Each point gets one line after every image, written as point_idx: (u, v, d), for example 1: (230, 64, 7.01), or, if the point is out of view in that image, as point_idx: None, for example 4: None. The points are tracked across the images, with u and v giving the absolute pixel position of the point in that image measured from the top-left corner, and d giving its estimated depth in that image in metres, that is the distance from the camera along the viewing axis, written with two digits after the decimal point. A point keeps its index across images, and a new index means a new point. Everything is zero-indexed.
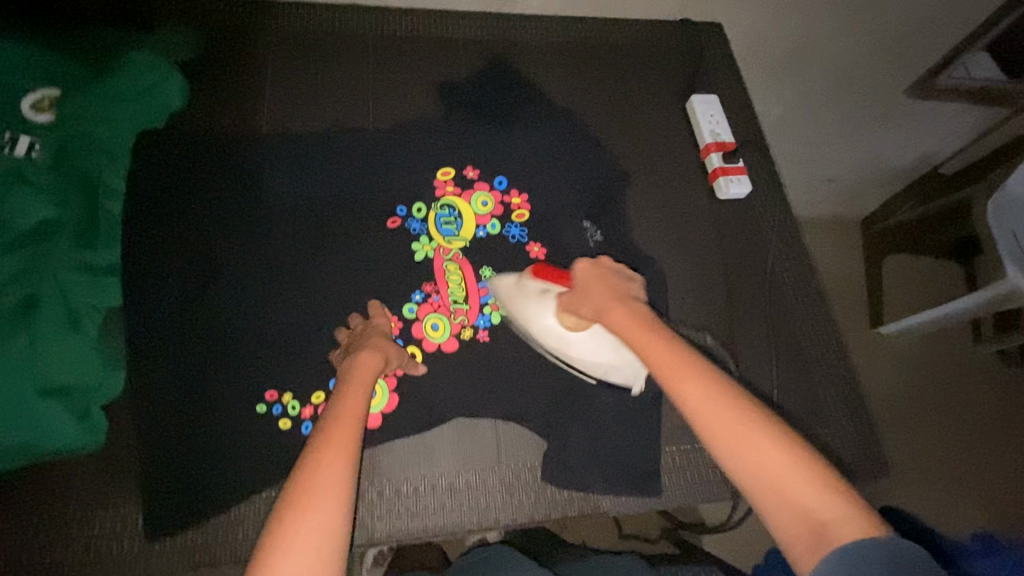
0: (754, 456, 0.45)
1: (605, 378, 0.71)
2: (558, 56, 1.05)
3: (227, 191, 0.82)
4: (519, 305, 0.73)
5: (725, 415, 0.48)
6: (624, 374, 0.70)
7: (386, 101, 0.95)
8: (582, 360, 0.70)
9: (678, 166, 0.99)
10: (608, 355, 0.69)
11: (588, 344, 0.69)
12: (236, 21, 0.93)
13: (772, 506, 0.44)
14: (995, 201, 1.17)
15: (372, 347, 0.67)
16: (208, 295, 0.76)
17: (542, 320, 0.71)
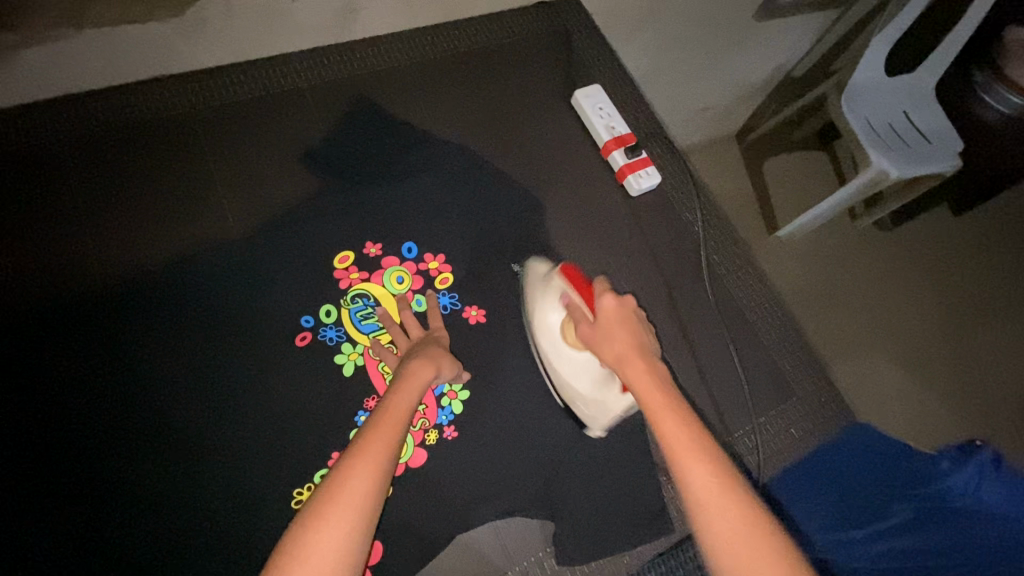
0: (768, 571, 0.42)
1: (570, 403, 0.74)
2: (420, 78, 0.93)
3: (84, 373, 0.67)
4: (538, 292, 0.75)
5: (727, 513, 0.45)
6: (591, 410, 0.72)
7: (243, 193, 0.80)
8: (561, 375, 0.73)
9: (582, 171, 0.95)
10: (586, 387, 0.72)
11: (576, 367, 0.72)
12: (20, 146, 0.75)
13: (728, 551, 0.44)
14: (847, 93, 1.24)
15: (430, 356, 0.65)
16: (108, 505, 0.63)
17: (549, 324, 0.73)
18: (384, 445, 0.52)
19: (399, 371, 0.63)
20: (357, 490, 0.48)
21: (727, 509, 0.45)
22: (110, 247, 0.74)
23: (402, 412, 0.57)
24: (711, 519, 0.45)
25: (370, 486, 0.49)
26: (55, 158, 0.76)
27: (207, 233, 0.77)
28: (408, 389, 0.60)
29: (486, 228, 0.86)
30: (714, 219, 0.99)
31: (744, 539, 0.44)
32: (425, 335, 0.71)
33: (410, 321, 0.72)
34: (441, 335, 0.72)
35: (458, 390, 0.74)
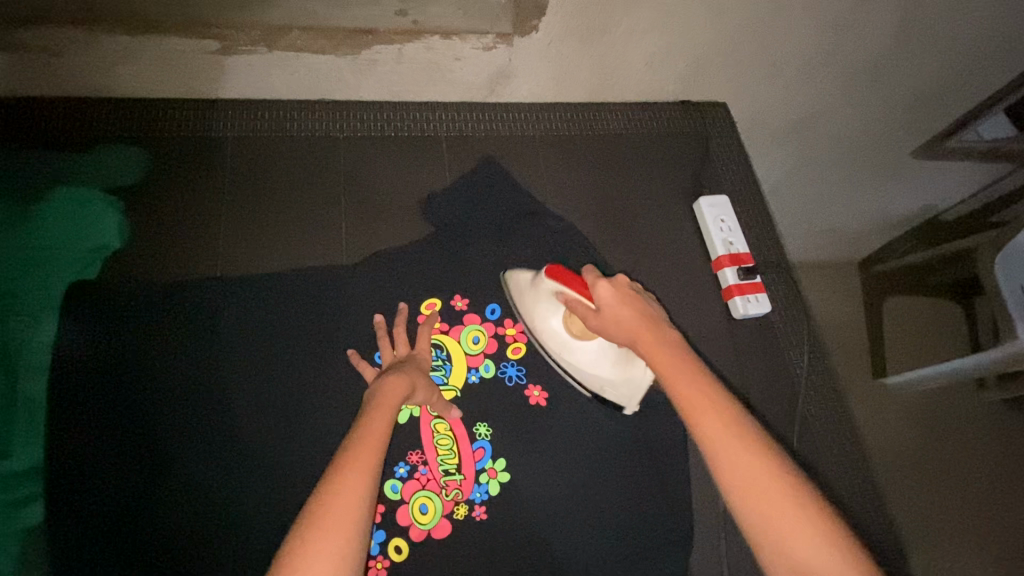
0: (773, 510, 0.49)
1: (597, 391, 0.74)
2: (550, 152, 0.96)
3: (177, 349, 0.72)
4: (530, 302, 0.74)
5: (737, 461, 0.52)
6: (622, 390, 0.72)
7: (361, 219, 0.85)
8: (582, 368, 0.72)
9: (685, 277, 0.92)
10: (605, 369, 0.72)
11: (593, 355, 0.71)
12: (190, 130, 0.84)
13: (752, 512, 0.50)
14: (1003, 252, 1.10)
15: (407, 373, 0.68)
16: (155, 484, 0.67)
17: (551, 326, 0.73)
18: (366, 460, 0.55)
19: (376, 385, 0.66)
20: (346, 503, 0.51)
21: (742, 462, 0.51)
22: (231, 241, 0.79)
23: (381, 432, 0.59)
24: (739, 481, 0.51)
25: (357, 496, 0.52)
26: (217, 146, 0.84)
27: (319, 247, 0.82)
28: (386, 401, 0.63)
29: None
30: (819, 367, 0.91)
31: (756, 482, 0.50)
32: (406, 355, 0.74)
33: (399, 334, 0.75)
34: (424, 353, 0.74)
35: (499, 471, 0.72)
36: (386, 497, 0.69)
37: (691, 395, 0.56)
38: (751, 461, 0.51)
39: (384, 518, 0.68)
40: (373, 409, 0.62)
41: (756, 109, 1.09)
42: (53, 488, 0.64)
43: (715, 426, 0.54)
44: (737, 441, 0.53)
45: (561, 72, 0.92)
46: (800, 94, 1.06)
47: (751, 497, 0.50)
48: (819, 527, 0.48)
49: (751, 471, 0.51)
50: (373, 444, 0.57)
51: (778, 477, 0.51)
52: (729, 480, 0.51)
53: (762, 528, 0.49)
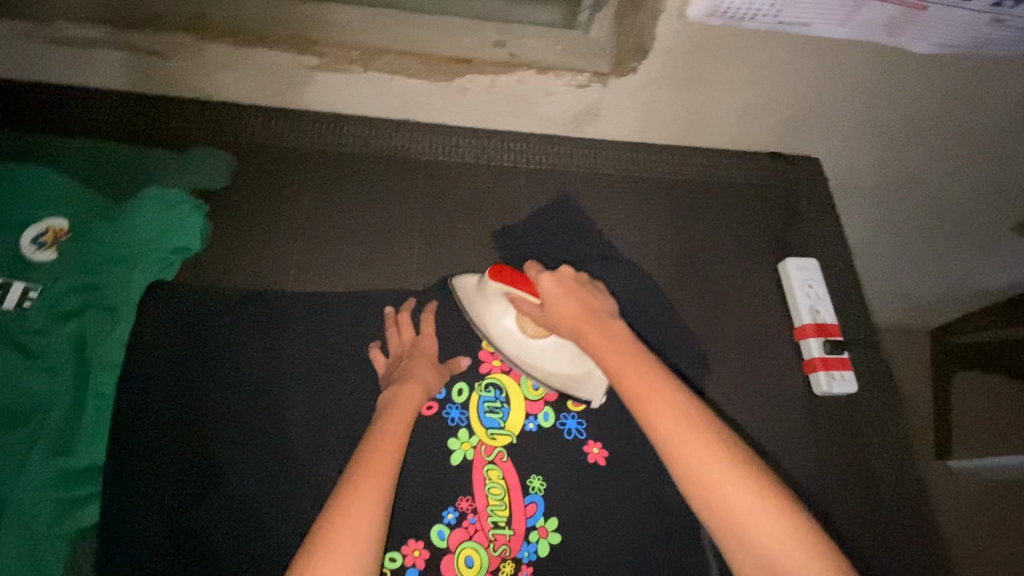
0: (739, 514, 0.46)
1: (563, 388, 0.72)
2: (629, 195, 0.92)
3: (241, 360, 0.71)
4: (480, 306, 0.71)
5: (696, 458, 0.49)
6: (584, 385, 0.71)
7: (433, 246, 0.83)
8: (544, 369, 0.70)
9: (762, 342, 0.86)
10: (569, 366, 0.70)
11: (550, 354, 0.69)
12: (277, 141, 0.85)
13: (712, 516, 0.47)
14: None
15: (420, 379, 0.67)
16: (203, 502, 0.63)
17: (506, 327, 0.70)
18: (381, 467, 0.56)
19: (389, 394, 0.66)
20: (360, 519, 0.51)
21: (700, 468, 0.48)
22: (305, 254, 0.79)
23: (398, 437, 0.60)
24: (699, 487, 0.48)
25: (371, 511, 0.52)
26: (302, 159, 0.84)
27: (388, 269, 0.81)
28: (402, 408, 0.63)
29: None
30: (904, 457, 0.83)
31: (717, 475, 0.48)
32: (412, 341, 0.73)
33: (404, 323, 0.74)
34: (431, 343, 0.73)
35: (551, 531, 0.68)
36: (432, 543, 0.66)
37: (643, 392, 0.53)
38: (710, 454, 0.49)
39: (427, 565, 0.65)
40: (388, 414, 0.63)
41: (851, 168, 1.02)
42: (108, 493, 0.62)
43: (671, 423, 0.50)
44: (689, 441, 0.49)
45: (651, 114, 0.89)
46: (903, 156, 0.99)
47: (711, 501, 0.48)
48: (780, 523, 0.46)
49: (705, 473, 0.48)
50: (390, 448, 0.58)
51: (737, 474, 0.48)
52: (689, 487, 0.49)
53: (727, 531, 0.47)
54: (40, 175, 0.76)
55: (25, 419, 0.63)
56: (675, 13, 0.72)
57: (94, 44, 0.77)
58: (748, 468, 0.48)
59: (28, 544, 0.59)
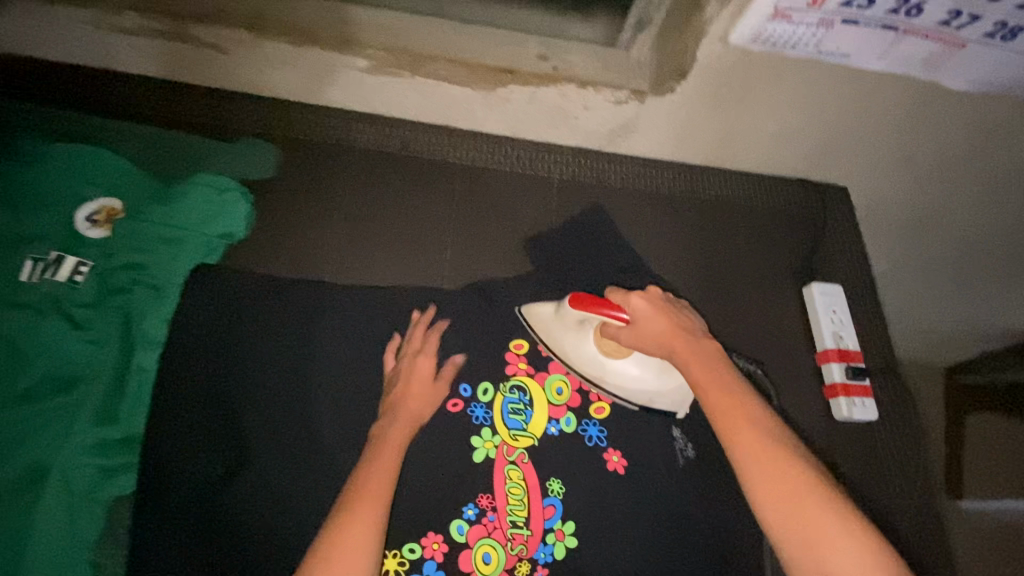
0: (805, 519, 0.53)
1: (647, 405, 0.72)
2: (656, 211, 0.94)
3: (276, 346, 0.73)
4: (558, 331, 0.72)
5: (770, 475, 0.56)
6: (670, 400, 0.71)
7: (465, 248, 0.86)
8: (628, 387, 0.71)
9: (783, 363, 0.87)
10: (654, 384, 0.70)
11: (635, 372, 0.69)
12: (322, 137, 0.87)
13: (780, 520, 0.54)
14: None
15: (408, 412, 0.69)
16: (232, 481, 0.65)
17: (587, 351, 0.71)
18: (370, 507, 0.60)
19: (378, 425, 0.68)
20: (347, 556, 0.56)
21: (771, 475, 0.56)
22: (341, 248, 0.81)
23: (386, 475, 0.63)
24: (770, 493, 0.55)
25: (358, 551, 0.56)
26: (344, 155, 0.87)
27: (421, 268, 0.83)
28: (390, 445, 0.66)
29: None
30: (920, 488, 0.82)
31: (789, 491, 0.55)
32: (410, 361, 0.73)
33: (414, 338, 0.75)
34: (429, 364, 0.73)
35: (567, 534, 0.69)
36: (450, 537, 0.67)
37: (723, 405, 0.60)
38: (784, 471, 0.56)
39: (445, 558, 0.66)
40: (377, 449, 0.66)
41: (877, 199, 1.04)
42: (145, 463, 0.64)
43: (751, 439, 0.57)
44: (765, 450, 0.57)
45: (684, 134, 0.92)
46: (932, 190, 1.00)
47: (780, 505, 0.55)
48: (848, 532, 0.52)
49: (779, 478, 0.55)
50: (380, 486, 0.62)
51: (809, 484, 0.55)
52: (758, 491, 0.56)
53: (794, 532, 0.54)
54: (92, 151, 0.78)
55: (70, 385, 0.65)
56: (718, 35, 0.74)
57: (157, 35, 0.81)
58: (826, 495, 0.55)
59: (68, 505, 0.61)
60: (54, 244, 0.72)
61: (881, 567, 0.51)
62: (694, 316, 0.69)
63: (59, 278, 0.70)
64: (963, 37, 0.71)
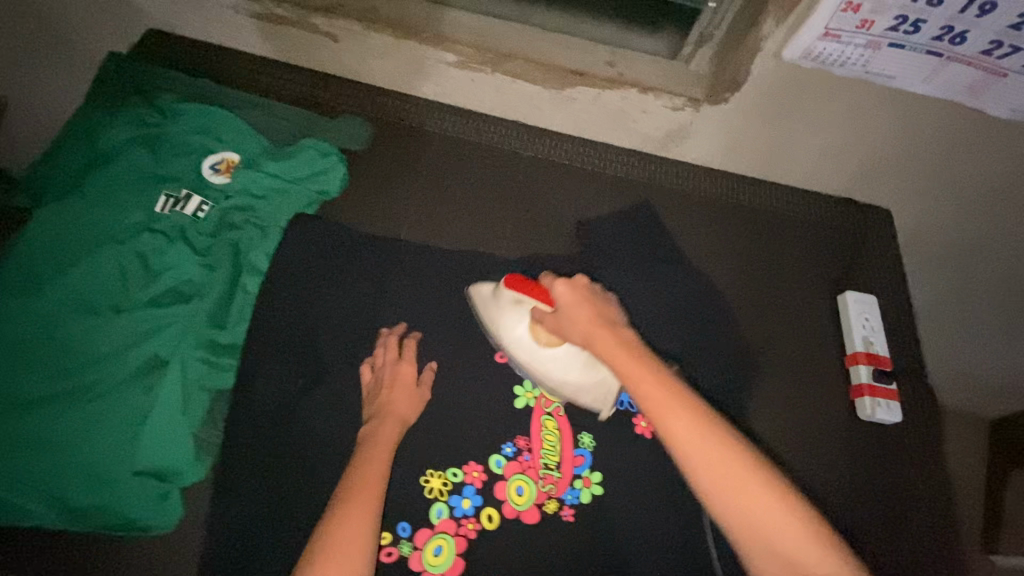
0: (753, 508, 0.51)
1: (572, 398, 0.75)
2: (700, 213, 1.02)
3: (354, 289, 0.83)
4: (495, 313, 0.77)
5: (712, 466, 0.52)
6: (594, 395, 0.74)
7: (523, 227, 0.95)
8: (554, 376, 0.74)
9: (812, 362, 0.92)
10: (576, 374, 0.74)
11: (559, 361, 0.74)
12: (409, 120, 1.00)
13: (735, 516, 0.52)
14: None
15: (391, 416, 0.72)
16: (309, 395, 0.75)
17: (519, 334, 0.75)
18: (370, 492, 0.62)
19: (367, 427, 0.71)
20: (351, 539, 0.57)
21: (713, 467, 0.52)
22: (416, 215, 0.93)
23: (381, 467, 0.65)
24: (716, 489, 0.52)
25: (362, 531, 0.58)
26: (426, 138, 1.00)
27: (483, 240, 0.93)
28: (381, 442, 0.68)
29: (692, 361, 0.88)
30: (936, 495, 0.85)
31: (734, 481, 0.52)
32: (393, 367, 0.76)
33: (389, 347, 0.78)
34: (410, 369, 0.76)
35: (594, 482, 0.75)
36: (489, 469, 0.75)
37: (654, 395, 0.55)
38: (727, 464, 0.53)
39: (483, 486, 0.73)
40: (367, 447, 0.68)
41: (919, 224, 1.08)
42: (242, 367, 0.75)
43: (685, 428, 0.54)
44: (702, 439, 0.53)
45: (732, 144, 1.00)
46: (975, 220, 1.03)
47: (729, 498, 0.52)
48: (791, 511, 0.52)
49: (722, 470, 0.52)
50: (375, 475, 0.64)
51: (751, 471, 0.52)
52: (707, 488, 0.52)
53: (744, 523, 0.51)
54: (218, 112, 0.91)
55: (189, 298, 0.78)
56: (771, 53, 0.83)
57: (285, 21, 0.95)
58: (764, 476, 0.53)
59: (180, 390, 0.72)
60: (184, 185, 0.86)
61: (817, 538, 0.51)
62: (617, 306, 0.67)
63: (185, 212, 0.83)
64: (1005, 66, 0.77)
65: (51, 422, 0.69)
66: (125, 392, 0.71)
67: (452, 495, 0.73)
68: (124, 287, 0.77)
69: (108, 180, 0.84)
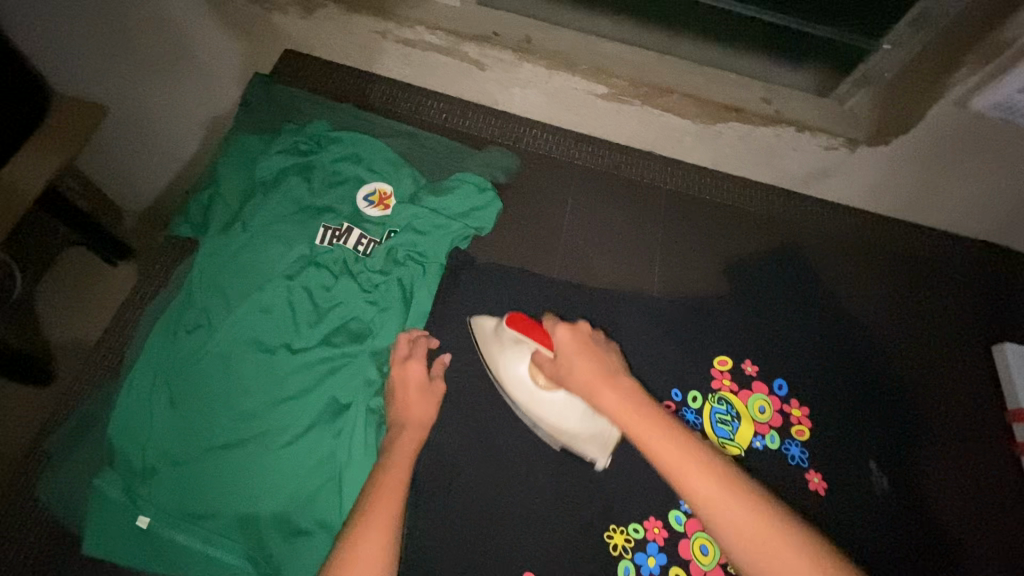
0: (776, 556, 0.48)
1: (570, 446, 0.72)
2: (847, 257, 0.97)
3: None
4: (494, 350, 0.74)
5: (739, 517, 0.50)
6: (593, 445, 0.71)
7: (671, 264, 0.93)
8: (548, 422, 0.71)
9: (978, 414, 0.88)
10: (574, 422, 0.70)
11: (558, 407, 0.70)
12: (549, 150, 0.98)
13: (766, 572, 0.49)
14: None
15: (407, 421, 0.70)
16: (488, 444, 0.74)
17: (518, 373, 0.72)
18: (391, 495, 0.62)
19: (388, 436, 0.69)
20: (375, 539, 0.58)
21: (737, 518, 0.50)
22: (564, 250, 0.91)
23: (403, 474, 0.65)
24: (744, 543, 0.49)
25: (385, 532, 0.59)
26: (566, 169, 0.97)
27: (632, 278, 0.91)
28: (403, 449, 0.67)
29: (855, 413, 0.85)
30: None
31: (752, 528, 0.50)
32: (402, 366, 0.73)
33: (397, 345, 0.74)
34: (418, 365, 0.73)
35: None
36: (670, 525, 0.73)
37: (665, 454, 0.54)
38: (750, 514, 0.50)
39: (666, 542, 0.72)
40: (389, 455, 0.67)
41: None
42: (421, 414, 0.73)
43: (703, 483, 0.52)
44: (713, 493, 0.52)
45: (881, 186, 0.97)
46: None
47: (752, 549, 0.49)
48: (813, 557, 0.49)
49: (744, 518, 0.50)
50: (397, 481, 0.64)
51: (774, 522, 0.50)
52: (732, 539, 0.50)
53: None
54: (370, 142, 0.89)
55: (360, 340, 0.76)
56: (953, 100, 0.80)
57: (431, 49, 0.93)
58: (781, 519, 0.51)
59: (368, 435, 0.71)
60: (342, 217, 0.83)
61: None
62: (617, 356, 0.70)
63: (347, 246, 0.81)
64: None
65: (243, 467, 0.68)
66: (311, 438, 0.70)
67: (636, 552, 0.71)
68: (295, 324, 0.76)
69: (268, 211, 0.81)
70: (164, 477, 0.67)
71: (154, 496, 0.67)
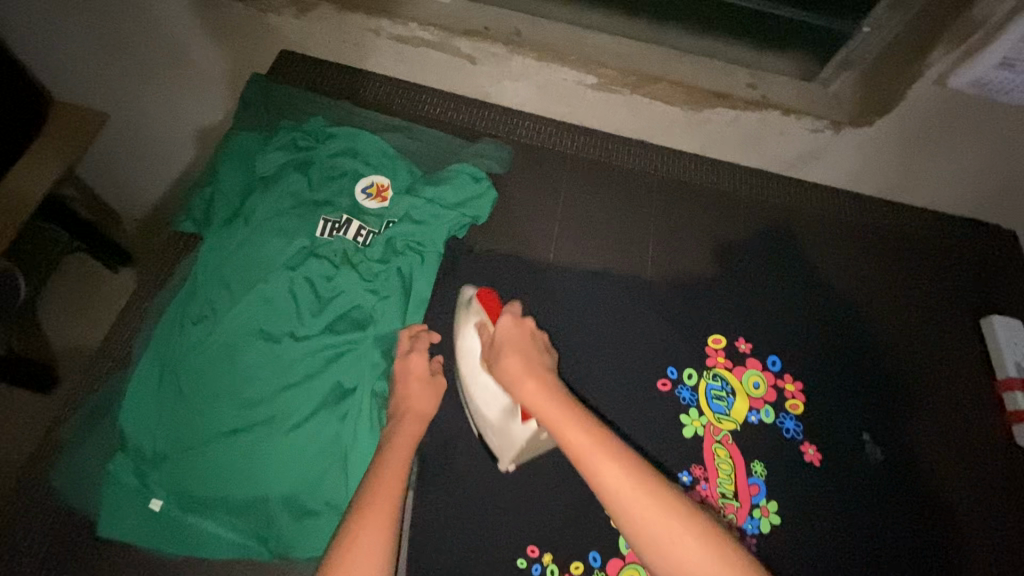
0: (671, 539, 0.48)
1: (482, 434, 0.73)
2: (835, 237, 0.99)
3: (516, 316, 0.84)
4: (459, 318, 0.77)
5: (641, 501, 0.49)
6: (498, 438, 0.71)
7: (663, 248, 0.95)
8: (473, 402, 0.73)
9: (969, 385, 0.90)
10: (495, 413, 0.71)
11: (486, 394, 0.71)
12: (541, 140, 1.00)
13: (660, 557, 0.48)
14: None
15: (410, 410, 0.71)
16: None
17: (467, 346, 0.74)
18: (393, 479, 0.63)
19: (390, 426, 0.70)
20: (379, 517, 0.58)
21: (639, 501, 0.49)
22: (559, 236, 0.93)
23: (404, 460, 0.66)
24: (642, 527, 0.49)
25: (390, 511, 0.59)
26: (558, 158, 0.99)
27: (626, 262, 0.93)
28: (403, 437, 0.68)
29: (847, 387, 0.86)
30: None
31: (652, 510, 0.49)
32: (405, 359, 0.75)
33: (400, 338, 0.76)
34: (419, 357, 0.75)
35: (771, 511, 0.77)
36: None
37: (574, 439, 0.54)
38: (653, 500, 0.49)
39: None
40: (391, 443, 0.67)
41: None
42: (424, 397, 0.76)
43: (607, 468, 0.51)
44: (618, 479, 0.51)
45: (866, 168, 1.00)
46: None
47: (651, 531, 0.48)
48: (710, 543, 0.48)
49: (647, 501, 0.49)
50: (399, 465, 0.64)
51: (677, 511, 0.49)
52: (632, 521, 0.49)
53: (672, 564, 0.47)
54: (367, 136, 0.91)
55: (361, 327, 0.78)
56: (933, 78, 0.82)
57: (423, 44, 0.95)
58: (686, 508, 0.50)
59: (373, 419, 0.73)
60: (340, 209, 0.85)
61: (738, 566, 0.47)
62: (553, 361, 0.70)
63: (346, 238, 0.83)
64: None
65: (251, 453, 0.70)
66: (317, 422, 0.72)
67: None
68: (298, 314, 0.77)
69: (269, 205, 0.83)
70: (175, 463, 0.69)
71: (167, 481, 0.69)
